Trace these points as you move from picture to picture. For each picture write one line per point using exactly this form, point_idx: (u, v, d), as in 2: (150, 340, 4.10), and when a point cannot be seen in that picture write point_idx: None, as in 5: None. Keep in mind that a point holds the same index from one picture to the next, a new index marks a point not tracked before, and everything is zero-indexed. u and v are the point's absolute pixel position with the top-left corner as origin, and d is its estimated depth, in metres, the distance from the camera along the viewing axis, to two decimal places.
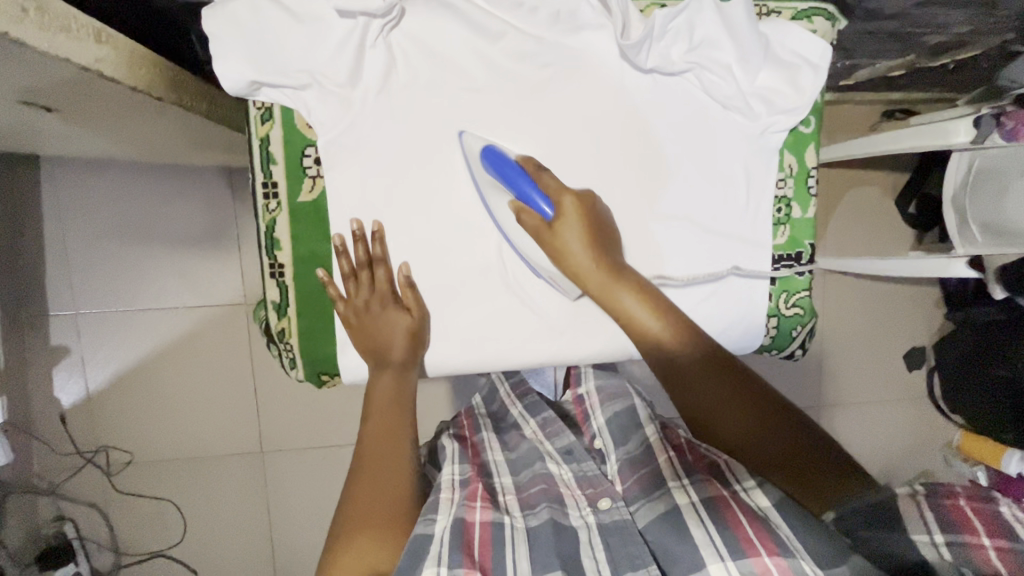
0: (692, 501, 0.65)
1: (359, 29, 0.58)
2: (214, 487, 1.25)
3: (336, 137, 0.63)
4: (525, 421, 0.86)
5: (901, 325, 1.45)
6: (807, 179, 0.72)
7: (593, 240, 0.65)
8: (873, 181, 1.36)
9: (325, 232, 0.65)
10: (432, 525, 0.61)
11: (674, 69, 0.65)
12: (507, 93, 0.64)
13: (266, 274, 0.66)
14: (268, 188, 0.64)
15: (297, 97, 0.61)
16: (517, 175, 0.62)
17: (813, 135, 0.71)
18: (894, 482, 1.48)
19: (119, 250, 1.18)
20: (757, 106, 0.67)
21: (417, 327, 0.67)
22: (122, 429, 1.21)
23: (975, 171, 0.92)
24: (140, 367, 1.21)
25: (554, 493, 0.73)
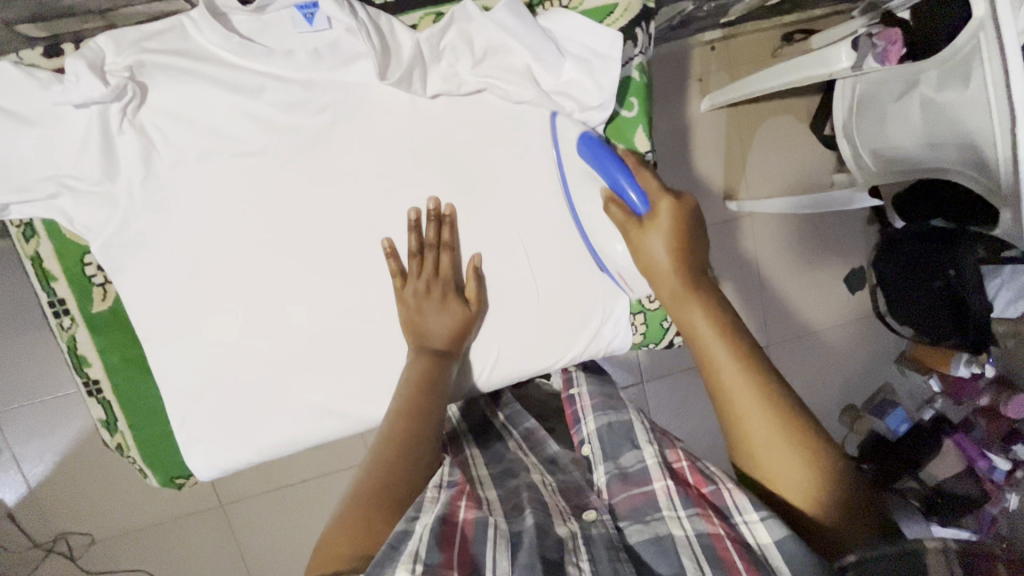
0: (687, 534, 0.57)
1: (97, 117, 0.62)
2: (186, 551, 1.25)
3: (110, 237, 0.66)
4: (508, 434, 0.87)
5: (840, 248, 1.43)
6: (643, 164, 0.78)
7: (680, 249, 0.62)
8: (781, 111, 1.31)
9: (130, 335, 0.71)
10: (413, 523, 0.53)
11: (467, 86, 0.70)
12: (293, 141, 0.69)
13: (82, 394, 0.70)
14: (57, 306, 0.68)
15: (52, 206, 0.64)
16: (613, 166, 0.64)
17: (638, 117, 0.77)
18: (855, 402, 1.53)
19: (17, 346, 1.14)
20: (565, 102, 0.72)
21: (468, 319, 0.73)
22: (76, 517, 1.20)
23: (858, 99, 0.87)
24: (71, 457, 1.19)
25: (541, 500, 0.65)
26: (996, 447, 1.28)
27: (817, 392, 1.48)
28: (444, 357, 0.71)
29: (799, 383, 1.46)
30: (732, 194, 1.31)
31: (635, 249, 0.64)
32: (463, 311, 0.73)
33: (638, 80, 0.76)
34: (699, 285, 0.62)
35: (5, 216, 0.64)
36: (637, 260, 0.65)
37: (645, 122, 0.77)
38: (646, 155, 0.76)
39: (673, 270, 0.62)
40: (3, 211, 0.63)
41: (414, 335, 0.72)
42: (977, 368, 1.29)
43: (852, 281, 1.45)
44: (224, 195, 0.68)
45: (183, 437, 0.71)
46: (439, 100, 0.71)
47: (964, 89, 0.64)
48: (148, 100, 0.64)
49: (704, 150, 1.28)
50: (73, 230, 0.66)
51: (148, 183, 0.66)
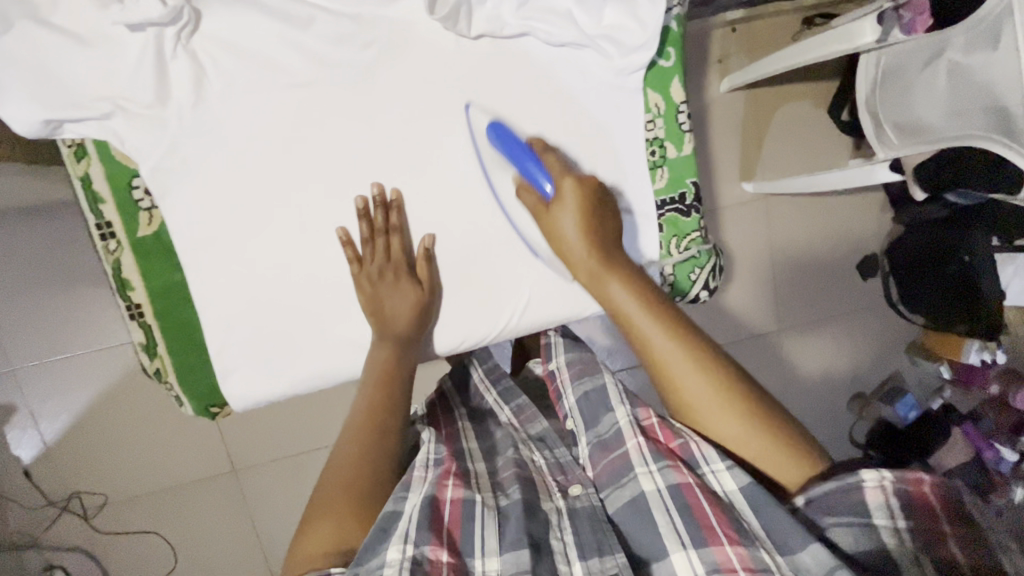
0: (658, 487, 0.62)
1: (153, 40, 0.62)
2: (198, 513, 1.26)
3: (158, 162, 0.67)
4: (501, 408, 0.89)
5: (852, 236, 1.43)
6: (677, 113, 0.79)
7: (589, 227, 0.70)
8: (802, 93, 1.31)
9: (171, 262, 0.71)
10: (401, 503, 0.61)
11: (510, 30, 0.71)
12: (338, 78, 0.70)
13: (125, 317, 0.71)
14: (104, 228, 0.68)
15: (105, 127, 0.65)
16: (523, 153, 0.70)
17: (675, 68, 0.78)
18: (862, 391, 1.50)
19: (42, 298, 1.15)
20: (607, 45, 0.73)
21: (424, 299, 0.75)
22: (92, 475, 1.22)
23: (881, 72, 0.88)
24: (92, 410, 1.20)
25: (526, 475, 0.71)
26: (1004, 437, 1.30)
27: (828, 379, 1.48)
28: (402, 341, 0.75)
29: (810, 369, 1.46)
30: (748, 174, 1.32)
31: (551, 233, 0.71)
32: (417, 291, 0.75)
33: (676, 31, 0.77)
34: (608, 257, 0.70)
35: (57, 136, 0.65)
36: (555, 244, 0.72)
37: (682, 73, 0.78)
38: (682, 103, 0.78)
39: (589, 253, 0.69)
40: (56, 129, 0.64)
41: (378, 320, 0.74)
42: (988, 355, 1.30)
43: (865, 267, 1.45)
44: (268, 131, 0.69)
45: (219, 367, 0.73)
46: (482, 41, 0.72)
47: (995, 47, 0.66)
48: (203, 26, 0.65)
49: (722, 127, 1.29)
50: (123, 152, 0.67)
51: (198, 110, 0.67)
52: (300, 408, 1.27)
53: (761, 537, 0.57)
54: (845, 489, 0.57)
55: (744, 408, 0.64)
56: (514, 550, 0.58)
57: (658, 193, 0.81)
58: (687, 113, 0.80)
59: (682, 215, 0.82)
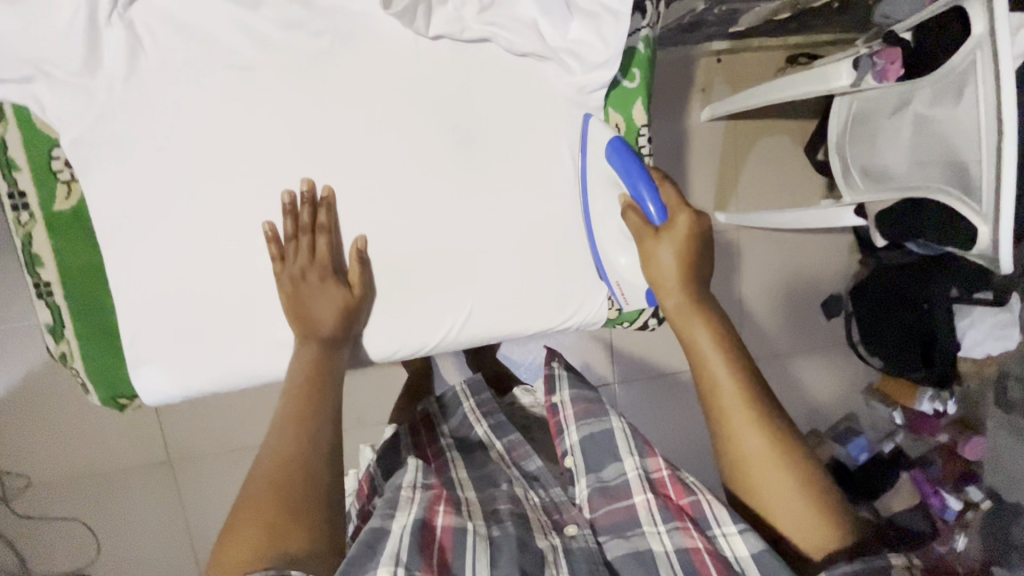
0: (666, 548, 0.61)
1: (86, 7, 0.59)
2: (126, 504, 1.20)
3: (80, 134, 0.64)
4: (491, 441, 0.88)
5: (818, 275, 1.44)
6: (638, 135, 0.79)
7: (687, 264, 0.65)
8: (777, 129, 1.33)
9: (87, 239, 0.70)
10: (392, 521, 0.60)
11: (468, 33, 0.70)
12: (288, 65, 0.67)
13: (31, 293, 0.68)
14: (17, 198, 0.67)
15: (24, 92, 0.62)
16: (638, 175, 0.67)
17: (638, 90, 0.78)
18: (818, 427, 1.49)
19: None
20: (570, 60, 0.72)
21: (352, 302, 0.72)
22: (12, 457, 1.15)
23: (852, 117, 0.90)
24: (18, 391, 1.12)
25: (521, 513, 0.70)
26: (950, 485, 1.33)
27: None
28: (328, 345, 0.71)
29: None
30: (721, 206, 1.32)
31: (646, 255, 0.67)
32: (344, 294, 0.71)
33: (644, 53, 0.76)
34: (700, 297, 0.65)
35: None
36: (646, 271, 0.68)
37: (645, 95, 0.78)
38: (642, 126, 0.77)
39: (684, 282, 0.65)
40: None
41: (301, 325, 0.70)
42: (940, 404, 1.31)
43: (830, 309, 1.42)
44: (207, 113, 0.66)
45: (129, 356, 0.70)
46: (441, 43, 0.71)
47: (956, 105, 0.68)
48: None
49: (698, 157, 1.29)
50: (44, 121, 0.65)
51: (133, 81, 0.64)
52: (241, 405, 1.21)
53: None
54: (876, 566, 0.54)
55: (799, 471, 0.60)
56: None
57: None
58: (649, 134, 0.80)
59: None
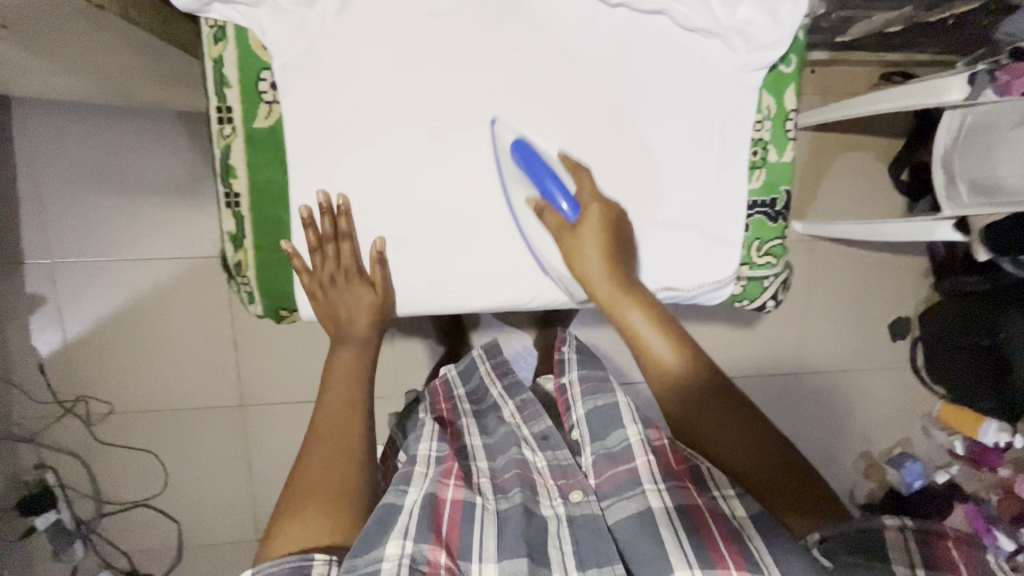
0: (666, 506, 0.67)
1: None
2: (197, 440, 1.25)
3: (290, 59, 0.69)
4: (505, 404, 0.92)
5: (888, 296, 1.42)
6: (786, 119, 0.79)
7: (609, 248, 0.72)
8: (865, 144, 1.33)
9: (280, 159, 0.73)
10: (402, 497, 0.67)
11: (645, 6, 0.71)
12: (460, 21, 0.70)
13: (223, 202, 0.73)
14: (224, 112, 0.70)
15: (251, 16, 0.67)
16: (545, 173, 0.71)
17: (792, 75, 0.78)
18: (872, 449, 1.48)
19: (91, 196, 1.14)
20: (736, 41, 0.73)
21: (379, 301, 0.76)
22: (101, 381, 1.20)
23: (966, 127, 0.91)
24: (117, 318, 1.18)
25: (528, 479, 0.76)
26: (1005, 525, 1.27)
27: (840, 434, 1.46)
28: (361, 344, 0.77)
29: (823, 419, 1.45)
30: (800, 215, 1.33)
31: (574, 261, 0.73)
32: (370, 293, 0.76)
33: (800, 38, 0.76)
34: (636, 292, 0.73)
35: (202, 14, 0.67)
36: (572, 263, 0.73)
37: (798, 82, 0.78)
38: (793, 111, 0.78)
39: (609, 267, 0.72)
40: (205, 7, 0.66)
41: (334, 326, 0.77)
42: (1006, 438, 1.28)
43: (895, 329, 1.44)
44: (386, 60, 0.70)
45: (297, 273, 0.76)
46: (619, 10, 0.72)
47: None
48: None
49: None
50: (261, 44, 0.69)
51: (343, 17, 0.68)
52: (313, 360, 1.25)
53: (768, 558, 0.58)
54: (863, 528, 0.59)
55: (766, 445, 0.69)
56: (511, 558, 0.63)
57: (750, 194, 0.82)
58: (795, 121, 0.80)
59: (768, 220, 0.83)
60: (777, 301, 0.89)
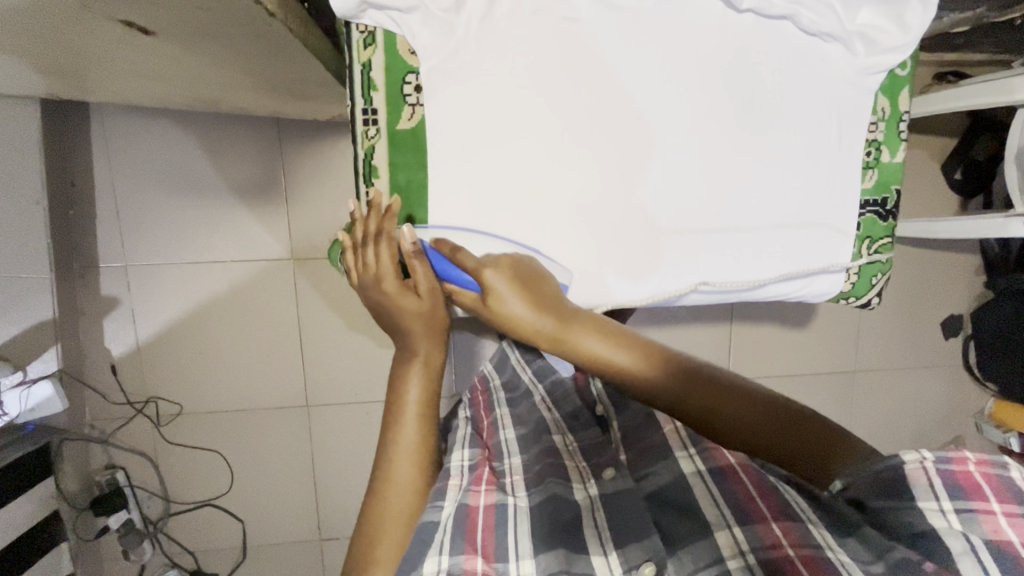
0: (698, 467, 0.64)
1: None
2: (262, 439, 1.27)
3: (436, 64, 0.71)
4: (536, 392, 0.94)
5: (940, 293, 1.43)
6: (900, 121, 0.82)
7: (521, 291, 0.68)
8: (920, 144, 1.34)
9: (421, 161, 0.74)
10: (438, 512, 0.64)
11: (774, 10, 0.73)
12: (588, 24, 0.72)
13: (364, 202, 0.76)
14: (369, 115, 0.73)
15: (402, 23, 0.69)
16: (438, 261, 0.71)
17: (909, 77, 0.80)
18: (923, 447, 1.49)
19: (166, 200, 1.17)
20: (858, 44, 0.75)
21: (425, 304, 0.72)
22: (171, 382, 1.23)
23: None
24: (189, 320, 1.21)
25: (557, 463, 0.75)
26: None
27: (890, 431, 1.47)
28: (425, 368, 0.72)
29: (874, 416, 1.46)
30: None
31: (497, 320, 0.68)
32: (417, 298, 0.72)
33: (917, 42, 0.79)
34: (558, 311, 0.67)
35: (355, 20, 0.69)
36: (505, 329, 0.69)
37: (913, 83, 0.81)
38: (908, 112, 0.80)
39: (527, 312, 0.66)
40: (359, 14, 0.68)
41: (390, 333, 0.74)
42: None
43: (948, 327, 1.45)
44: (519, 64, 0.72)
45: None
46: (746, 15, 0.74)
47: None
48: None
49: None
50: (410, 49, 0.70)
51: (485, 24, 0.70)
52: (376, 360, 1.27)
53: (809, 513, 0.54)
54: (881, 469, 0.50)
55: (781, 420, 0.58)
56: (547, 552, 0.60)
57: (863, 193, 0.84)
58: (908, 122, 0.82)
59: (879, 218, 0.84)
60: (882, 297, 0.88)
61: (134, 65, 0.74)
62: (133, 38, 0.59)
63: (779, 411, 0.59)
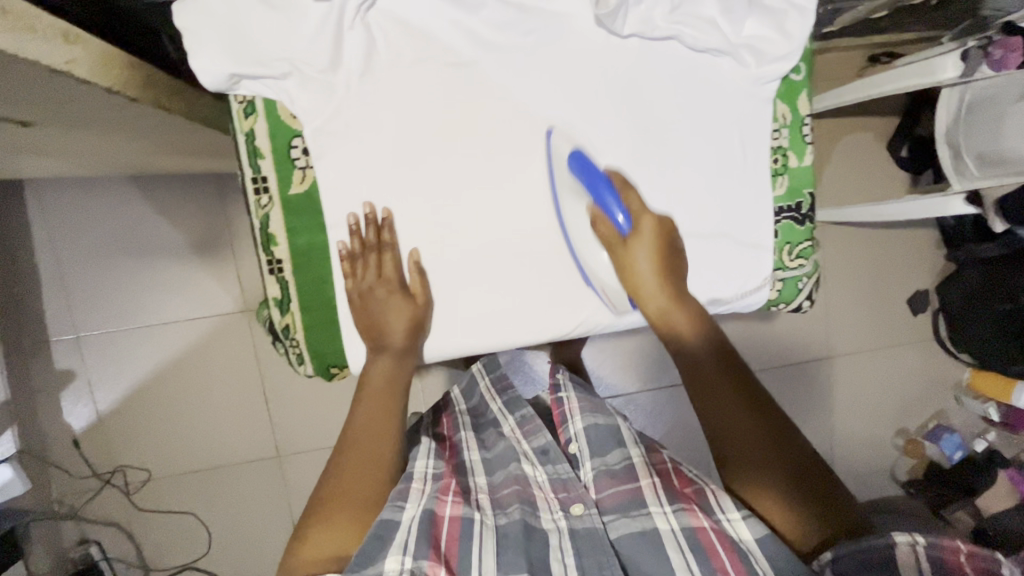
0: (672, 527, 0.63)
1: (335, 12, 0.63)
2: (237, 495, 1.25)
3: (319, 124, 0.70)
4: (504, 418, 0.85)
5: (903, 270, 1.43)
6: (802, 126, 0.81)
7: (659, 265, 0.71)
8: (861, 127, 1.35)
9: (319, 222, 0.74)
10: (399, 512, 0.62)
11: (656, 32, 0.72)
12: (482, 65, 0.72)
13: (265, 270, 0.74)
14: (259, 183, 0.72)
15: (277, 88, 0.68)
16: (602, 183, 0.70)
17: (803, 82, 0.79)
18: (907, 426, 1.47)
19: (111, 268, 1.15)
20: (747, 55, 0.74)
21: (416, 313, 0.74)
22: (137, 449, 1.20)
23: (966, 107, 0.93)
24: (147, 385, 1.19)
25: (527, 494, 0.71)
26: None
27: (872, 414, 1.46)
28: (399, 355, 0.74)
29: (854, 400, 1.45)
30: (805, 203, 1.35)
31: (623, 266, 0.71)
32: (410, 305, 0.74)
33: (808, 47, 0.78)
34: (676, 289, 0.72)
35: (231, 92, 0.68)
36: (622, 275, 0.72)
37: (810, 88, 0.80)
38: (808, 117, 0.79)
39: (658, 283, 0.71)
40: (233, 85, 0.66)
41: (372, 337, 0.75)
42: None
43: (915, 303, 1.45)
44: (416, 112, 0.72)
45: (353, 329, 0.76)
46: (631, 40, 0.73)
47: None
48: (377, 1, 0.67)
49: None
50: (289, 113, 0.70)
51: (367, 78, 0.70)
52: (343, 401, 1.25)
53: None
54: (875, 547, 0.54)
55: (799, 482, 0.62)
56: (509, 572, 0.59)
57: (775, 200, 0.83)
58: (811, 125, 0.82)
59: (797, 223, 0.83)
60: (812, 300, 0.88)
61: (42, 147, 0.74)
62: (19, 128, 0.59)
63: (807, 480, 0.63)
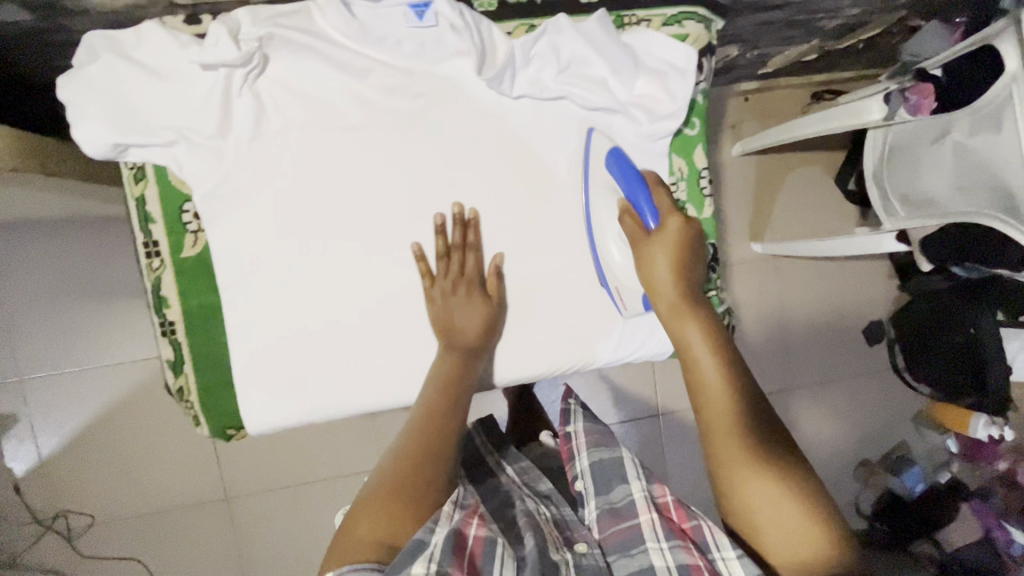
0: (669, 565, 0.58)
1: (221, 80, 0.67)
2: (185, 539, 1.22)
3: (210, 188, 0.71)
4: (502, 468, 0.84)
5: (856, 301, 1.44)
6: (699, 177, 0.84)
7: (682, 267, 0.66)
8: (807, 162, 1.37)
9: (210, 285, 0.75)
10: (432, 532, 0.54)
11: (548, 91, 0.76)
12: (385, 123, 0.75)
13: (157, 332, 0.74)
14: (150, 248, 0.73)
15: (166, 154, 0.70)
16: (638, 185, 0.71)
17: (698, 136, 0.83)
18: (868, 457, 1.48)
19: (53, 310, 1.15)
20: (638, 111, 0.78)
21: (490, 313, 0.78)
22: (81, 493, 1.18)
23: (891, 145, 0.95)
24: (90, 428, 1.17)
25: (536, 523, 0.66)
26: (1016, 518, 1.22)
27: (832, 445, 1.46)
28: (467, 354, 0.75)
29: (814, 432, 1.45)
30: (756, 236, 1.36)
31: (642, 261, 0.67)
32: (486, 305, 0.78)
33: (702, 103, 0.82)
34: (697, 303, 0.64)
35: (120, 159, 0.70)
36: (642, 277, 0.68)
37: (705, 141, 0.83)
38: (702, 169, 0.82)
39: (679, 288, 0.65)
40: (121, 153, 0.69)
41: (444, 336, 0.76)
42: (997, 431, 1.23)
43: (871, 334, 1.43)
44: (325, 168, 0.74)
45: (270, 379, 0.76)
46: (523, 101, 0.78)
47: (998, 133, 0.72)
48: (268, 70, 0.70)
49: (732, 187, 1.34)
50: (179, 178, 0.72)
51: (257, 142, 0.71)
52: (295, 440, 1.24)
53: None
54: None
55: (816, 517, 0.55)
56: None
57: None
58: (708, 176, 0.84)
59: None
60: None
61: None
62: None
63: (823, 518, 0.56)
